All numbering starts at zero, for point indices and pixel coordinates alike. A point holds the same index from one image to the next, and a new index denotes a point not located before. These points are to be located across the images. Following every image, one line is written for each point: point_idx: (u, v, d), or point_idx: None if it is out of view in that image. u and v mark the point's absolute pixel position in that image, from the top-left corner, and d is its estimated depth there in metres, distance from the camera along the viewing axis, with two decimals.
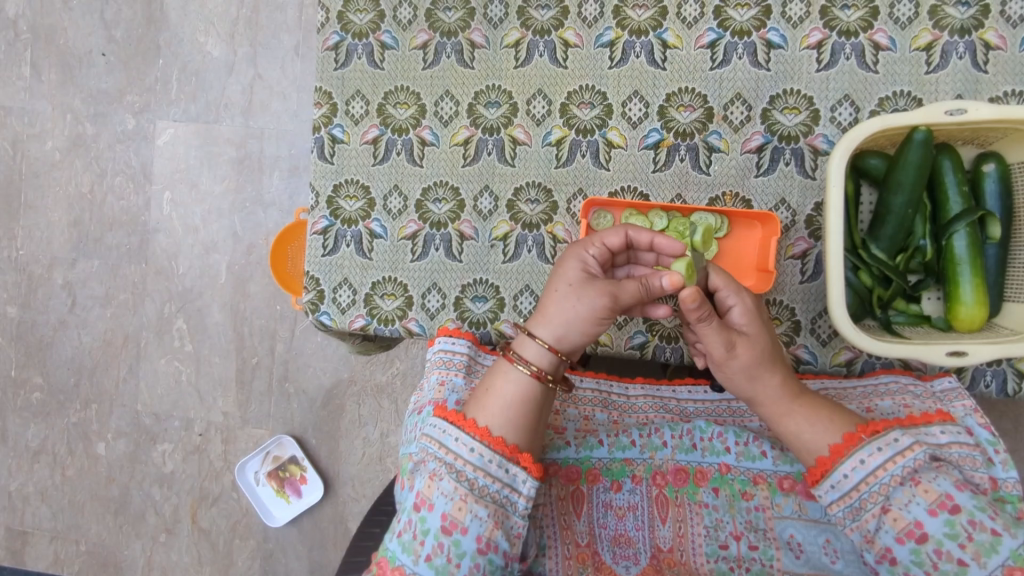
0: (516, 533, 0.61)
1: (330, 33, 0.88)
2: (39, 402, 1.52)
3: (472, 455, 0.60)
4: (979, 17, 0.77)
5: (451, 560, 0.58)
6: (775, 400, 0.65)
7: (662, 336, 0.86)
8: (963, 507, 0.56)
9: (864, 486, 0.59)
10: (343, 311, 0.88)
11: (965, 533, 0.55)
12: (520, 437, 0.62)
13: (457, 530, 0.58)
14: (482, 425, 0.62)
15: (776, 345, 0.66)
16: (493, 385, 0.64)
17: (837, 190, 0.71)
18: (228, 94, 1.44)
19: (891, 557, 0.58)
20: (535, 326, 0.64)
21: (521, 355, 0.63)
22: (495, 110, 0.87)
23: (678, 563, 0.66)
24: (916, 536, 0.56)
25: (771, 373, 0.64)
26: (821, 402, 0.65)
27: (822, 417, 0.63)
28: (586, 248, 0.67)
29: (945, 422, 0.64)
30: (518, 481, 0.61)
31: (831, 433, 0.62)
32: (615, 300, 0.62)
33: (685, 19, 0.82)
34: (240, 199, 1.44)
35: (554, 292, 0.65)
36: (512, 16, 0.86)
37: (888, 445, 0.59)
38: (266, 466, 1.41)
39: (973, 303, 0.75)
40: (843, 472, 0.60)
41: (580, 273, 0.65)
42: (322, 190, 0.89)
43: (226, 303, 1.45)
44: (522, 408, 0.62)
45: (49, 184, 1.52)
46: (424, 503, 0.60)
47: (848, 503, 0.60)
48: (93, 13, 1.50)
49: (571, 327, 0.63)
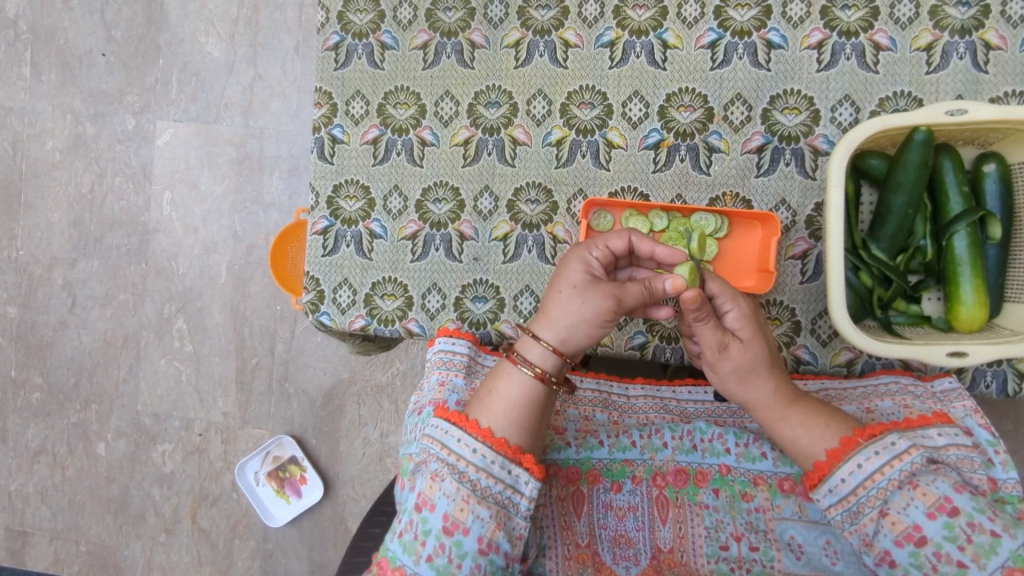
0: (518, 533, 0.61)
1: (330, 33, 0.88)
2: (39, 402, 1.52)
3: (475, 456, 0.60)
4: (979, 17, 0.77)
5: (452, 560, 0.58)
6: (770, 404, 0.65)
7: (662, 336, 0.85)
8: (962, 509, 0.56)
9: (861, 491, 0.59)
10: (343, 311, 0.88)
11: (964, 535, 0.55)
12: (522, 438, 0.62)
13: (459, 530, 0.58)
14: (484, 426, 0.62)
15: (772, 349, 0.66)
16: (496, 387, 0.64)
17: (838, 191, 0.71)
18: (228, 94, 1.44)
19: (890, 559, 0.58)
20: (539, 328, 0.64)
21: (524, 357, 0.63)
22: (495, 110, 0.87)
23: (679, 564, 0.66)
24: (916, 539, 0.56)
25: (765, 377, 0.65)
26: (819, 407, 0.65)
27: (818, 422, 0.63)
28: (588, 250, 0.68)
29: (942, 424, 0.64)
30: (520, 482, 0.61)
31: (828, 437, 0.62)
32: (616, 302, 0.62)
33: (685, 20, 0.82)
34: (240, 200, 1.44)
35: (557, 294, 0.65)
36: (512, 16, 0.86)
37: (885, 449, 0.59)
38: (266, 466, 1.41)
39: (973, 303, 0.75)
40: (841, 476, 0.60)
41: (583, 275, 0.65)
42: (321, 191, 0.89)
43: (226, 303, 1.45)
44: (526, 411, 0.63)
45: (49, 184, 1.52)
46: (425, 504, 0.60)
47: (846, 507, 0.60)
48: (93, 13, 1.50)
49: (575, 329, 0.63)
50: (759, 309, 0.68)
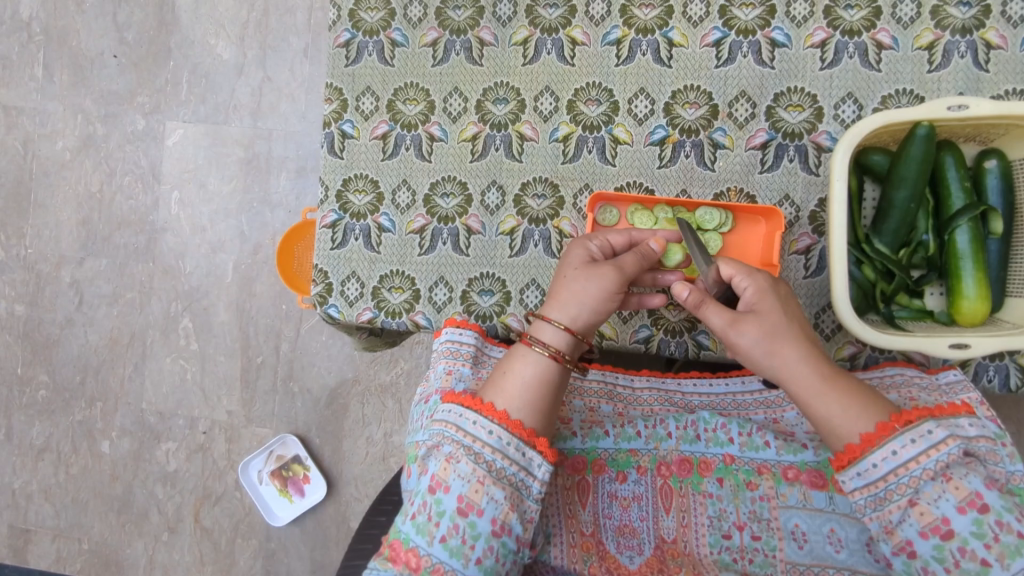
0: (529, 517, 0.61)
1: (341, 31, 0.90)
2: (44, 400, 1.53)
3: (491, 438, 0.61)
4: (981, 17, 0.78)
5: (466, 542, 0.58)
6: (807, 378, 0.63)
7: (667, 330, 0.83)
8: (993, 507, 0.56)
9: (892, 477, 0.59)
10: (351, 304, 0.89)
11: (992, 533, 0.55)
12: (535, 421, 0.63)
13: (473, 512, 0.59)
14: (499, 409, 0.62)
15: (795, 320, 0.66)
16: (511, 367, 0.65)
17: (841, 185, 0.72)
18: (236, 96, 1.46)
19: (910, 550, 0.58)
20: (549, 310, 0.67)
21: (539, 339, 0.65)
22: (503, 107, 0.88)
23: (682, 554, 0.68)
24: (942, 532, 0.56)
25: (793, 349, 0.64)
26: (855, 386, 0.63)
27: (855, 403, 0.62)
28: (589, 241, 0.73)
29: (971, 414, 0.64)
30: (533, 465, 0.61)
31: (870, 410, 0.62)
32: (625, 272, 0.68)
33: (691, 19, 0.84)
34: (247, 199, 1.46)
35: (563, 278, 0.68)
36: (520, 15, 0.88)
37: (922, 437, 0.59)
38: (269, 465, 1.42)
39: (975, 296, 0.75)
40: (873, 461, 0.59)
41: (585, 260, 0.70)
42: (331, 185, 0.90)
43: (232, 302, 1.47)
44: (541, 391, 0.64)
45: (59, 183, 1.54)
46: (439, 486, 0.60)
47: (873, 492, 0.60)
48: (105, 15, 1.53)
49: (584, 306, 0.66)
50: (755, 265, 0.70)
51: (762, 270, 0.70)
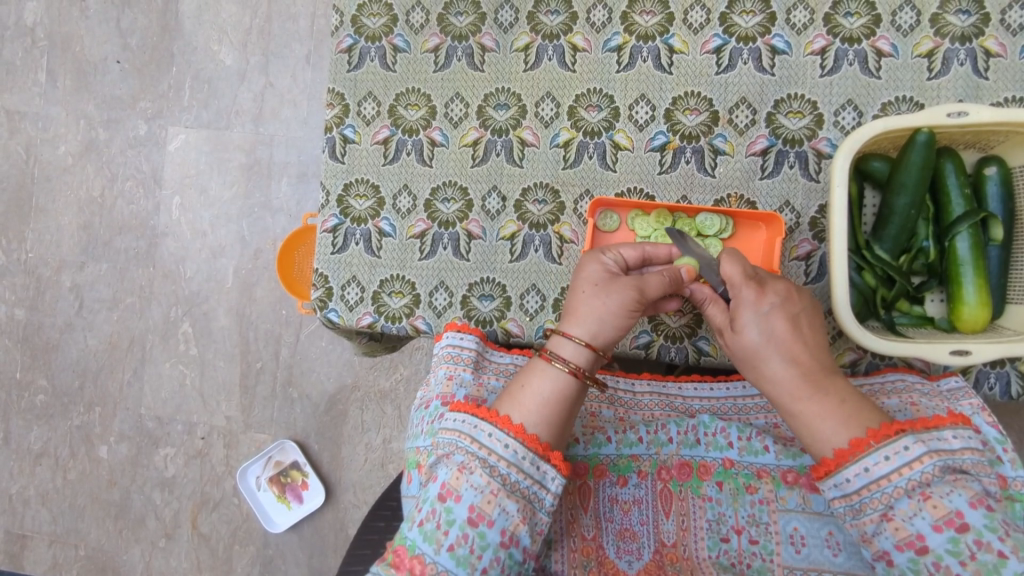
0: (538, 529, 0.61)
1: (343, 37, 0.91)
2: (42, 404, 1.53)
3: (506, 452, 0.60)
4: (979, 26, 0.79)
5: (474, 551, 0.58)
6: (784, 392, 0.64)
7: (668, 335, 0.83)
8: (972, 526, 0.54)
9: (866, 492, 0.58)
10: (351, 308, 0.89)
11: (968, 552, 0.54)
12: (551, 436, 0.62)
13: (483, 522, 0.58)
14: (516, 422, 0.62)
15: (784, 332, 0.64)
16: (529, 382, 0.65)
17: (842, 191, 0.72)
18: (239, 102, 1.47)
19: (888, 559, 0.58)
20: (568, 326, 0.67)
21: (559, 355, 0.65)
22: (504, 112, 0.88)
23: (682, 558, 0.67)
24: (917, 547, 0.56)
25: (772, 364, 0.64)
26: (835, 404, 0.61)
27: (829, 422, 0.61)
28: (603, 254, 0.72)
29: (957, 426, 0.60)
30: (546, 478, 0.61)
31: (845, 426, 0.60)
32: (645, 290, 0.67)
33: (691, 26, 0.84)
34: (248, 205, 1.46)
35: (581, 293, 0.68)
36: (522, 21, 0.88)
37: (896, 454, 0.58)
38: (267, 471, 1.42)
39: (976, 303, 0.75)
40: (847, 476, 0.59)
41: (602, 274, 0.69)
42: (332, 190, 0.90)
43: (232, 307, 1.47)
44: (558, 407, 0.63)
45: (60, 188, 1.54)
46: (450, 494, 0.60)
47: (850, 503, 0.60)
48: (109, 21, 1.54)
49: (603, 323, 0.67)
50: (745, 273, 0.68)
51: (750, 281, 0.67)
